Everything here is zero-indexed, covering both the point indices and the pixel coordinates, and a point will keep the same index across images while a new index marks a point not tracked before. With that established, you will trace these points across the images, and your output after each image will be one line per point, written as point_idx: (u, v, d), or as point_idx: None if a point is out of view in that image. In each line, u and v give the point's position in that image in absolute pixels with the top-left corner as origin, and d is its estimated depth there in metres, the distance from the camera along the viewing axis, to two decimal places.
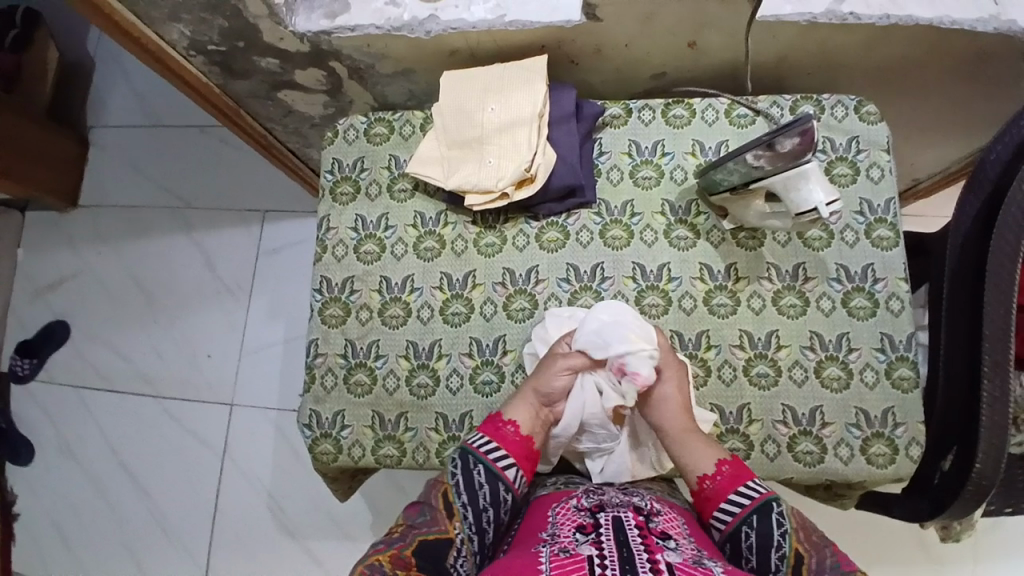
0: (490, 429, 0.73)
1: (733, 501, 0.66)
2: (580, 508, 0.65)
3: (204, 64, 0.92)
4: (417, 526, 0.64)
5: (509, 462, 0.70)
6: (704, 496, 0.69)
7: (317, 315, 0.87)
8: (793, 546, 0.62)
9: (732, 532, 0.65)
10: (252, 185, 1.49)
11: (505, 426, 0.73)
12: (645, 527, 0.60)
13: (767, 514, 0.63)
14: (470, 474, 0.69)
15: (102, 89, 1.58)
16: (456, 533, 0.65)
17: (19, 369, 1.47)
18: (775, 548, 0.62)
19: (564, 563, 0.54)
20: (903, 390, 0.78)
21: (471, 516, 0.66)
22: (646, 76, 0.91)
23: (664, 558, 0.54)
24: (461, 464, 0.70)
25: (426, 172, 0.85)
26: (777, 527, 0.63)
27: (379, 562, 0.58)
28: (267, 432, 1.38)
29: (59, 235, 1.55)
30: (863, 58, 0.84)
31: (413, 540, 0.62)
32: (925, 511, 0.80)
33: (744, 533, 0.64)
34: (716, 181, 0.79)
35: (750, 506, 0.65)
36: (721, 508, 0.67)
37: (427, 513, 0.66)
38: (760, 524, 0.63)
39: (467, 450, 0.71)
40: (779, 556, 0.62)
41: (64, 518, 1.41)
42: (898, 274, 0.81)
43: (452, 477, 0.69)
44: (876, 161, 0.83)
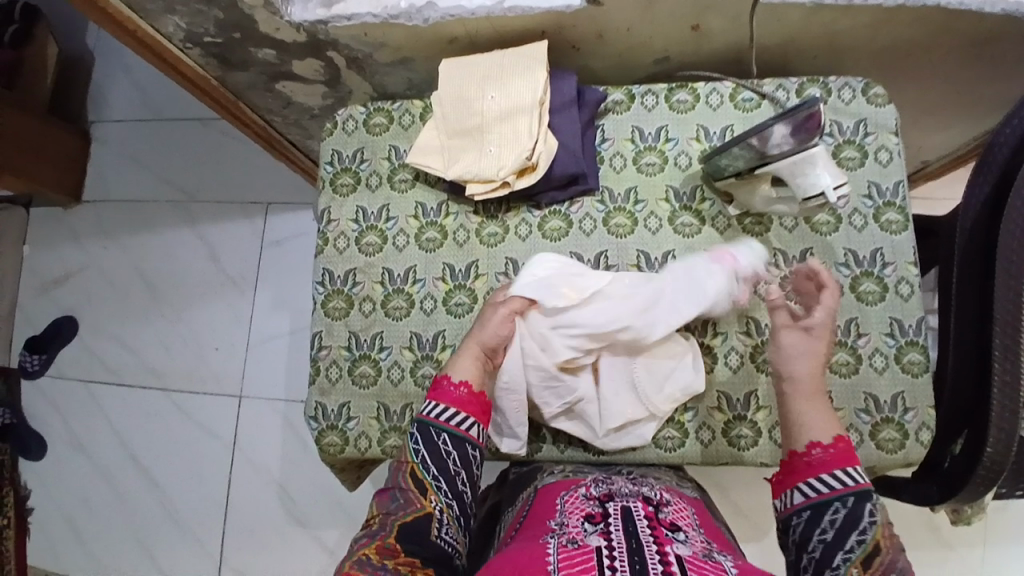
0: (440, 394, 0.71)
1: (836, 476, 0.62)
2: (589, 498, 0.65)
3: (201, 57, 0.92)
4: (392, 512, 0.64)
5: (470, 421, 0.70)
6: (806, 461, 0.64)
7: (320, 307, 0.87)
8: (876, 535, 0.59)
9: (818, 504, 0.61)
10: (254, 178, 1.49)
11: (456, 388, 0.71)
12: (654, 518, 0.60)
13: (863, 500, 0.60)
14: (433, 444, 0.68)
15: (101, 83, 1.57)
16: (433, 505, 0.65)
17: (29, 365, 1.49)
18: (858, 529, 0.59)
19: (572, 556, 0.54)
20: (913, 374, 0.77)
21: (444, 484, 0.66)
22: (649, 60, 0.89)
23: (673, 551, 0.54)
24: (422, 436, 0.69)
25: (425, 161, 0.84)
26: (869, 515, 0.60)
27: (365, 556, 0.60)
28: (275, 423, 1.39)
29: (64, 231, 1.55)
30: (872, 39, 0.82)
31: (392, 527, 0.63)
32: (935, 495, 0.80)
33: (834, 508, 0.61)
34: (721, 167, 0.78)
35: (854, 486, 0.61)
36: (820, 478, 0.62)
37: (399, 496, 0.65)
38: (856, 505, 0.60)
39: (424, 421, 0.69)
40: (860, 538, 0.58)
41: (78, 510, 1.43)
42: (908, 258, 0.79)
43: (414, 454, 0.68)
44: (884, 144, 0.82)
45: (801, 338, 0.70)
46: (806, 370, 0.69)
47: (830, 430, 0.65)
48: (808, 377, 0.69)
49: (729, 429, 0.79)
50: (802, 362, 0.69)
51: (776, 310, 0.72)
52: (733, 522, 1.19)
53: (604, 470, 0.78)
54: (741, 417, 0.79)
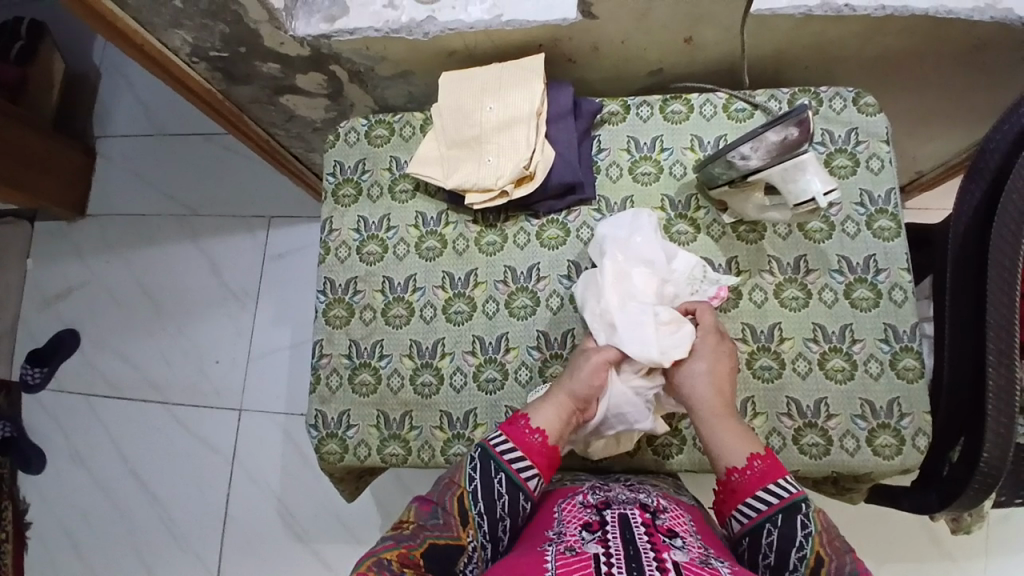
0: (513, 432, 0.71)
1: (760, 498, 0.63)
2: (586, 505, 0.66)
3: (206, 71, 0.94)
4: (428, 528, 0.64)
5: (531, 471, 0.69)
6: (731, 488, 0.66)
7: (321, 316, 0.88)
8: (814, 548, 0.60)
9: (754, 529, 0.63)
10: (257, 191, 1.51)
11: (531, 434, 0.70)
12: (651, 525, 0.60)
13: (792, 514, 0.61)
14: (490, 481, 0.67)
15: (108, 99, 1.60)
16: (468, 540, 0.65)
17: (29, 378, 1.49)
18: (796, 548, 0.60)
19: (571, 562, 0.54)
20: (909, 379, 0.78)
21: (486, 524, 0.66)
22: (644, 73, 0.92)
23: (671, 557, 0.54)
24: (481, 468, 0.68)
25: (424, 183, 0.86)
26: (801, 529, 0.61)
27: (387, 559, 0.58)
28: (275, 437, 1.39)
29: (68, 245, 1.57)
30: (860, 49, 0.84)
31: (423, 542, 0.62)
32: (935, 503, 0.79)
33: (767, 530, 0.62)
34: (714, 175, 0.79)
35: (778, 504, 0.62)
36: (747, 503, 0.64)
37: (440, 515, 0.65)
38: (786, 524, 0.61)
39: (488, 455, 0.69)
40: (800, 556, 0.60)
41: (76, 525, 1.42)
42: (901, 265, 0.80)
43: (470, 481, 0.68)
44: (876, 153, 0.83)
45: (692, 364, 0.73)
46: (702, 398, 0.71)
47: (744, 452, 0.67)
48: (705, 393, 0.71)
49: None
50: (700, 384, 0.72)
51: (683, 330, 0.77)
52: None
53: (601, 476, 0.78)
54: None
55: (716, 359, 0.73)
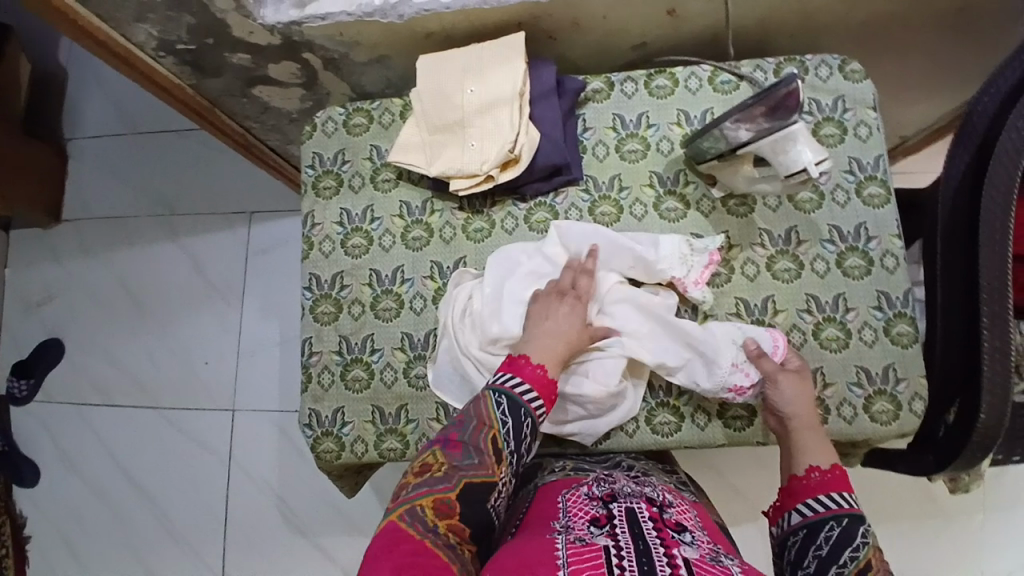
0: (521, 371, 0.68)
1: (832, 498, 0.63)
2: (592, 498, 0.65)
3: (174, 64, 0.90)
4: (463, 468, 0.62)
5: (538, 401, 0.68)
6: (806, 484, 0.65)
7: (309, 313, 0.86)
8: (868, 556, 0.58)
9: (814, 521, 0.62)
10: (237, 187, 1.47)
11: (534, 369, 0.69)
12: (659, 519, 0.60)
13: (857, 521, 0.60)
14: (517, 419, 0.65)
15: (76, 99, 1.55)
16: (501, 476, 0.63)
17: (16, 389, 1.47)
18: (851, 547, 0.59)
19: (581, 552, 0.53)
20: (904, 345, 0.78)
21: (514, 460, 0.65)
22: (626, 48, 0.89)
23: (681, 553, 0.54)
24: (510, 407, 0.66)
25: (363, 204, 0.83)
26: (862, 535, 0.60)
27: (420, 508, 0.58)
28: (271, 435, 1.37)
29: (46, 252, 1.53)
30: (844, 14, 0.83)
31: (458, 483, 0.61)
32: (932, 465, 0.81)
33: (829, 526, 0.61)
34: (703, 150, 0.78)
35: (847, 508, 0.62)
36: (820, 497, 0.63)
37: (474, 454, 0.63)
38: (851, 526, 0.60)
39: (512, 396, 0.66)
40: (851, 555, 0.58)
41: (74, 534, 1.41)
42: (892, 232, 0.80)
43: (503, 422, 0.65)
44: (864, 120, 0.82)
45: (788, 387, 0.72)
46: (801, 413, 0.71)
47: (826, 456, 0.66)
48: (805, 412, 0.71)
49: (726, 411, 0.78)
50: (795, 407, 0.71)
51: (761, 358, 0.74)
52: (731, 505, 1.20)
53: (601, 462, 0.77)
54: (736, 398, 0.78)
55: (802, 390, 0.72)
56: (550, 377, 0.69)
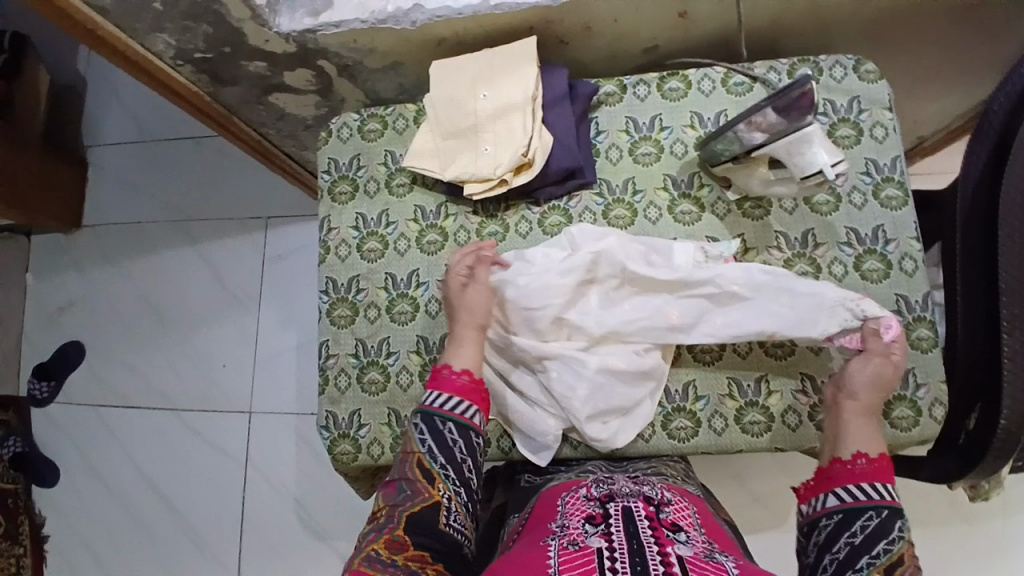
0: (440, 383, 0.72)
1: (873, 489, 0.64)
2: (589, 498, 0.65)
3: (192, 73, 0.92)
4: (401, 503, 0.64)
5: (471, 407, 0.70)
6: (849, 469, 0.66)
7: (326, 317, 0.87)
8: (901, 549, 0.61)
9: (854, 508, 0.63)
10: (253, 193, 1.49)
11: (458, 376, 0.72)
12: (655, 518, 0.60)
13: (894, 514, 0.62)
14: (440, 434, 0.68)
15: (95, 108, 1.58)
16: (442, 494, 0.65)
17: (38, 393, 1.49)
18: (885, 539, 0.61)
19: (573, 559, 0.53)
20: (923, 349, 0.77)
21: (452, 473, 0.67)
22: (639, 51, 0.89)
23: (675, 552, 0.54)
24: (427, 426, 0.69)
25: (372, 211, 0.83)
26: (897, 528, 0.62)
27: (375, 551, 0.60)
28: (287, 437, 1.39)
29: (66, 258, 1.56)
30: (859, 14, 0.82)
31: (401, 518, 0.63)
32: (954, 470, 0.80)
33: (866, 516, 0.62)
34: (716, 153, 0.77)
35: (886, 501, 0.63)
36: (862, 486, 0.65)
37: (407, 487, 0.65)
38: (889, 519, 0.62)
39: (428, 412, 0.69)
40: (886, 547, 0.60)
41: (95, 535, 1.43)
42: (910, 234, 0.79)
43: (422, 444, 0.68)
44: (880, 121, 0.81)
45: (874, 369, 0.70)
46: (863, 394, 0.70)
47: (873, 445, 0.67)
48: (871, 398, 0.70)
49: (742, 416, 0.78)
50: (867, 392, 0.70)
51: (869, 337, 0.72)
52: (747, 509, 1.19)
53: (613, 467, 0.77)
54: (752, 402, 0.78)
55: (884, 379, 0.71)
56: (475, 380, 0.72)
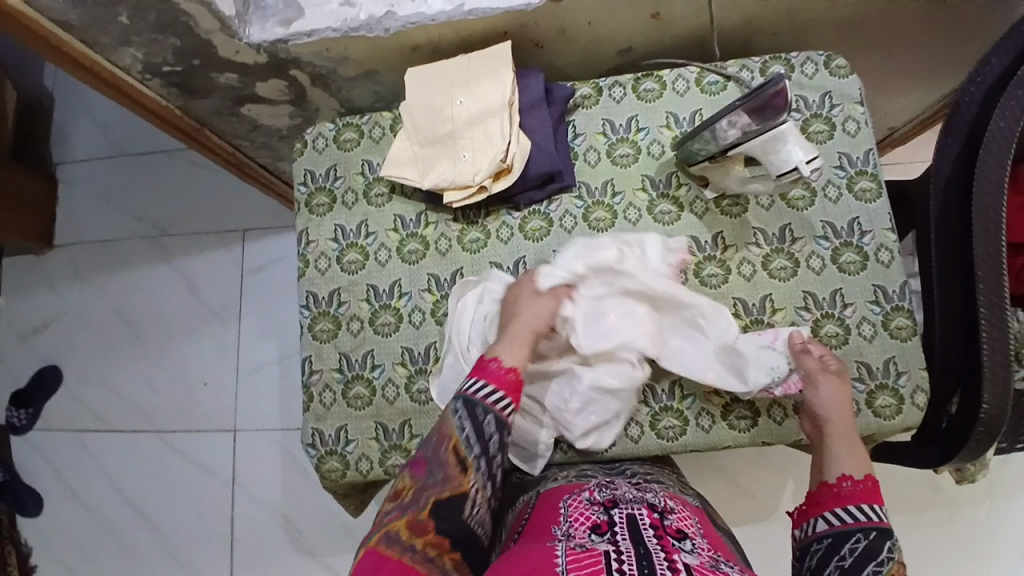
0: (485, 374, 0.69)
1: (860, 510, 0.64)
2: (593, 503, 0.65)
3: (161, 87, 0.90)
4: (430, 485, 0.64)
5: (504, 400, 0.68)
6: (834, 492, 0.67)
7: (308, 331, 0.86)
8: (892, 571, 0.60)
9: (841, 532, 0.64)
10: (230, 205, 1.47)
11: (505, 373, 0.69)
12: (660, 527, 0.60)
13: (884, 536, 0.62)
14: (478, 423, 0.66)
15: (63, 123, 1.54)
16: (470, 485, 0.64)
17: (14, 418, 1.45)
18: (875, 561, 0.60)
19: (581, 558, 0.54)
20: (902, 338, 0.78)
21: (483, 464, 0.66)
22: (613, 52, 0.90)
23: (681, 559, 0.54)
24: (467, 413, 0.66)
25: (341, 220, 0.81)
26: (887, 550, 0.61)
27: (394, 532, 0.60)
28: (274, 452, 1.37)
29: (38, 278, 1.52)
30: (827, 12, 0.83)
31: (427, 501, 0.63)
32: (936, 457, 0.81)
33: (854, 538, 0.63)
34: (693, 152, 0.78)
35: (875, 522, 0.63)
36: (847, 509, 0.65)
37: (438, 470, 0.64)
38: (878, 540, 0.62)
39: (472, 401, 0.67)
40: (876, 569, 0.60)
41: (78, 562, 1.40)
42: (885, 226, 0.80)
43: (461, 430, 0.66)
44: (851, 115, 0.83)
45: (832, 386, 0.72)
46: (836, 415, 0.72)
47: (858, 467, 0.68)
48: (839, 414, 0.72)
49: (728, 412, 0.78)
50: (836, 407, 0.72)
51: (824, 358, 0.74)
52: (738, 503, 1.21)
53: (603, 468, 0.78)
54: (737, 398, 0.78)
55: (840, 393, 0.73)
56: (516, 379, 0.69)
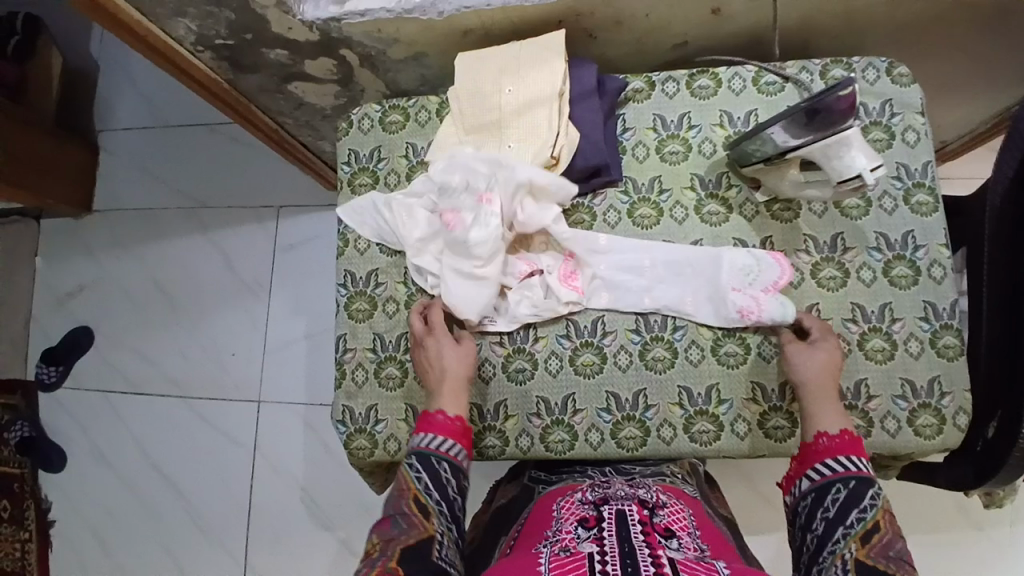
0: (433, 426, 0.72)
1: (839, 462, 0.67)
2: (584, 502, 0.65)
3: (212, 60, 0.90)
4: (395, 537, 0.64)
5: (456, 445, 0.71)
6: (815, 449, 0.69)
7: (343, 310, 0.85)
8: (876, 515, 0.63)
9: (822, 485, 0.66)
10: (266, 181, 1.48)
11: (452, 421, 0.72)
12: (649, 523, 0.60)
13: (865, 484, 0.65)
14: (434, 470, 0.69)
15: (108, 92, 1.56)
16: (435, 528, 0.65)
17: (47, 376, 1.49)
18: (859, 509, 0.63)
19: (565, 562, 0.54)
20: (949, 358, 0.76)
21: (445, 509, 0.68)
22: (667, 47, 0.88)
23: (666, 555, 0.54)
24: (421, 463, 0.69)
25: (357, 206, 0.85)
26: (869, 497, 0.64)
27: None
28: (296, 426, 1.38)
29: (76, 242, 1.55)
30: (894, 15, 0.80)
31: (394, 551, 0.62)
32: (971, 477, 0.80)
33: (836, 489, 0.65)
34: (748, 153, 0.76)
35: (854, 471, 0.66)
36: (827, 463, 0.67)
37: (401, 521, 0.65)
38: (858, 488, 0.65)
39: (422, 452, 0.70)
40: (860, 517, 0.63)
41: (102, 522, 1.43)
42: (940, 241, 0.78)
43: (417, 481, 0.68)
44: (912, 124, 0.80)
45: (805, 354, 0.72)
46: (814, 379, 0.71)
47: (837, 422, 0.69)
48: (819, 378, 0.71)
49: (765, 421, 0.76)
50: (812, 372, 0.71)
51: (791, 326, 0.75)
52: (759, 510, 1.19)
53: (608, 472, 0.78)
54: (776, 408, 0.76)
55: (821, 359, 0.72)
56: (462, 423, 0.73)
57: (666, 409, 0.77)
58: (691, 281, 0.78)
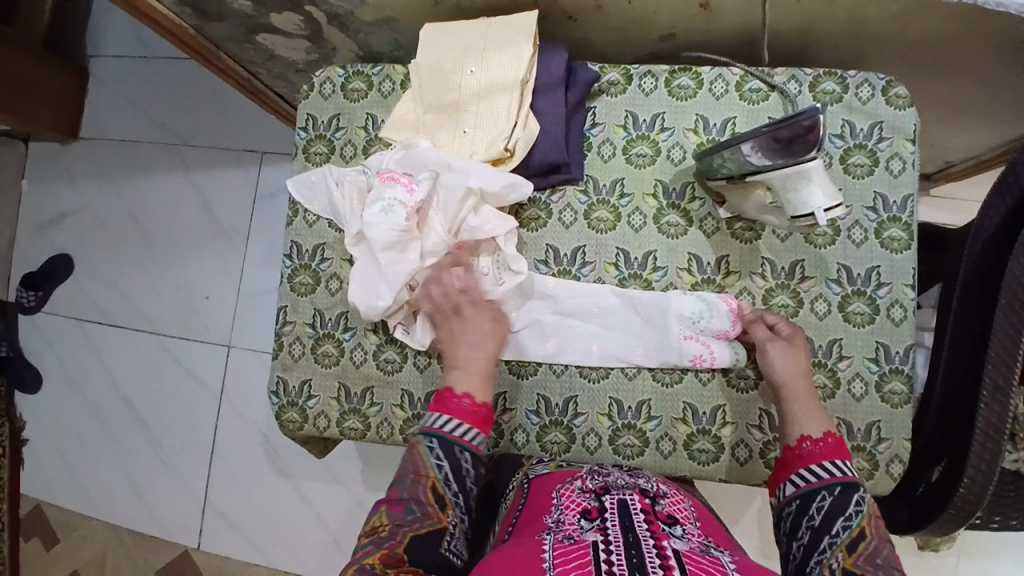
0: (450, 409, 0.68)
1: (825, 468, 0.63)
2: (585, 491, 0.64)
3: (175, 4, 0.86)
4: (406, 523, 0.62)
5: (476, 433, 0.68)
6: (798, 454, 0.65)
7: (287, 281, 0.84)
8: (861, 523, 0.59)
9: (806, 493, 0.62)
10: (249, 126, 1.44)
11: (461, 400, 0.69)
12: (651, 512, 0.59)
13: (849, 490, 0.61)
14: (455, 460, 0.66)
15: (98, 16, 1.51)
16: (450, 520, 0.64)
17: (25, 300, 1.51)
18: (844, 517, 0.60)
19: (568, 550, 0.52)
20: (893, 404, 0.73)
21: (461, 500, 0.66)
22: (654, 37, 0.82)
23: (670, 545, 0.53)
24: (444, 450, 0.66)
25: (308, 179, 0.82)
26: (854, 505, 0.60)
27: (370, 565, 0.58)
28: (260, 376, 1.40)
29: (60, 168, 1.53)
30: (900, 30, 0.73)
31: (404, 538, 0.61)
32: (905, 519, 0.77)
33: (821, 497, 0.61)
34: (714, 167, 0.71)
35: (840, 478, 0.62)
36: (811, 468, 0.63)
37: (416, 508, 0.63)
38: (842, 498, 0.61)
39: (447, 439, 0.66)
40: (845, 526, 0.59)
41: (70, 447, 1.48)
42: (906, 281, 0.74)
43: (438, 469, 0.65)
44: (898, 152, 0.75)
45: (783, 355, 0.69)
46: (790, 381, 0.69)
47: (820, 424, 0.66)
48: (794, 381, 0.69)
49: (691, 443, 0.75)
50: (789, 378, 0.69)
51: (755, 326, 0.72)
52: None
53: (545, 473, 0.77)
54: (704, 430, 0.75)
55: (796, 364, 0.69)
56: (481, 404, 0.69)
57: (594, 418, 0.76)
58: (643, 305, 0.75)
